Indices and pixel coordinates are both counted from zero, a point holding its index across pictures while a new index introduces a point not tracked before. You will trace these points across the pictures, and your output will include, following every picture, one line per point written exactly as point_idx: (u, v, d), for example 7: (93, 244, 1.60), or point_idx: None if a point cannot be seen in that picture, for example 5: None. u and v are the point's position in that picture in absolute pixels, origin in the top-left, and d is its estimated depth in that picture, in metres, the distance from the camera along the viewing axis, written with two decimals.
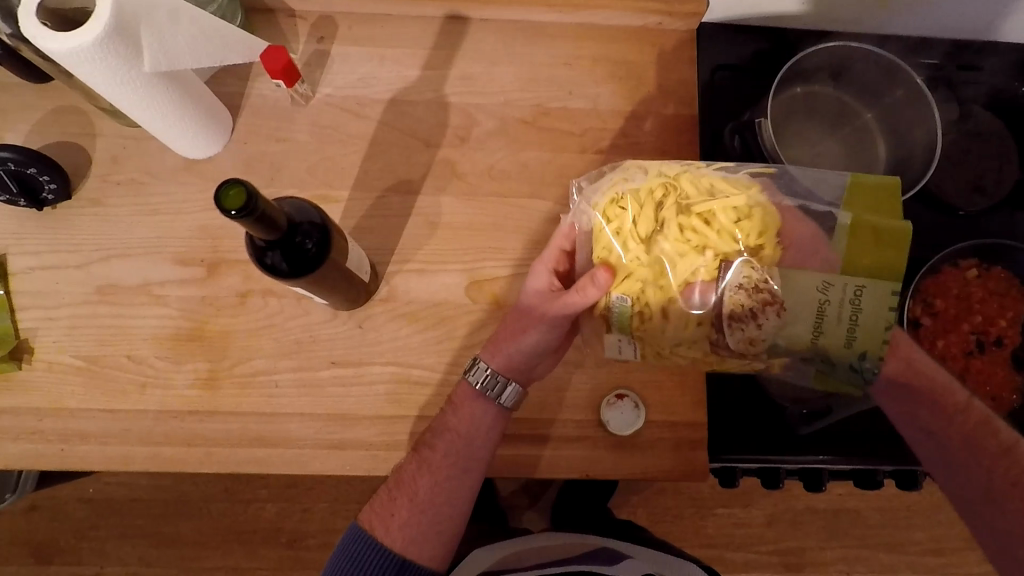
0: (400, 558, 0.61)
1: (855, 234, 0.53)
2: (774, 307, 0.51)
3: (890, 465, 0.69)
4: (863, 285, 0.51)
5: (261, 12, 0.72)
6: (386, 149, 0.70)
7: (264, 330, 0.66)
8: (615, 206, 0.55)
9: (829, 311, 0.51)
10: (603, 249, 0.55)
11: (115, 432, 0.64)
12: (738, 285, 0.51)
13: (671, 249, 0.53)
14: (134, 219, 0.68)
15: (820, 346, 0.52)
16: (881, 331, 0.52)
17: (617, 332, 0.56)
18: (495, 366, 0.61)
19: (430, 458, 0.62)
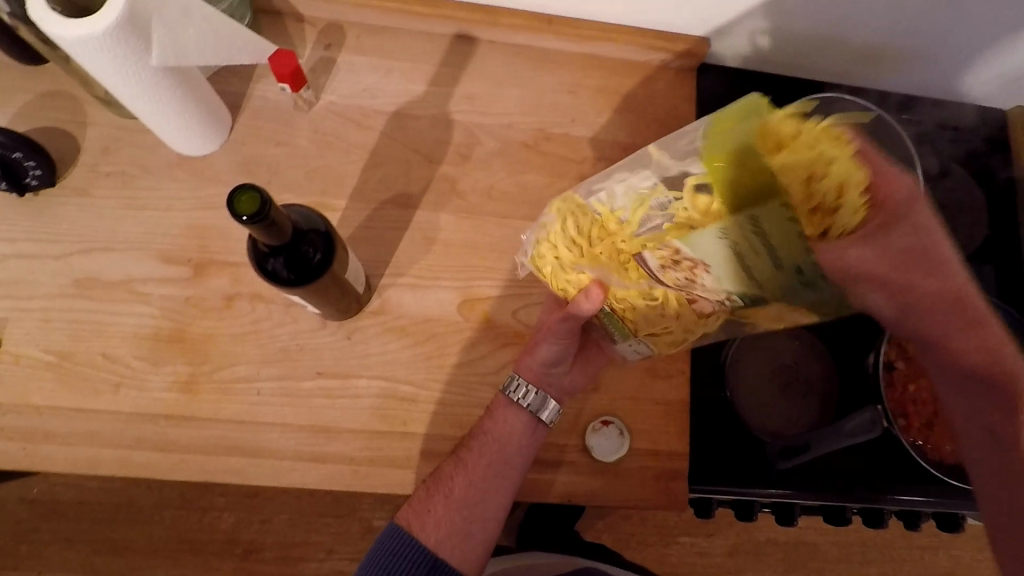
0: (434, 556, 0.62)
1: (711, 175, 0.45)
2: (699, 268, 0.49)
3: (857, 504, 0.70)
4: (753, 215, 0.44)
5: (269, 15, 0.71)
6: (387, 161, 0.70)
7: (250, 336, 0.65)
8: (543, 247, 0.58)
9: (749, 252, 0.46)
10: (560, 284, 0.59)
11: (83, 432, 0.61)
12: (660, 267, 0.50)
13: (595, 261, 0.54)
14: (120, 212, 0.66)
15: (772, 283, 0.48)
16: (797, 244, 0.45)
17: (619, 336, 0.62)
18: (525, 379, 0.63)
19: (468, 458, 0.63)
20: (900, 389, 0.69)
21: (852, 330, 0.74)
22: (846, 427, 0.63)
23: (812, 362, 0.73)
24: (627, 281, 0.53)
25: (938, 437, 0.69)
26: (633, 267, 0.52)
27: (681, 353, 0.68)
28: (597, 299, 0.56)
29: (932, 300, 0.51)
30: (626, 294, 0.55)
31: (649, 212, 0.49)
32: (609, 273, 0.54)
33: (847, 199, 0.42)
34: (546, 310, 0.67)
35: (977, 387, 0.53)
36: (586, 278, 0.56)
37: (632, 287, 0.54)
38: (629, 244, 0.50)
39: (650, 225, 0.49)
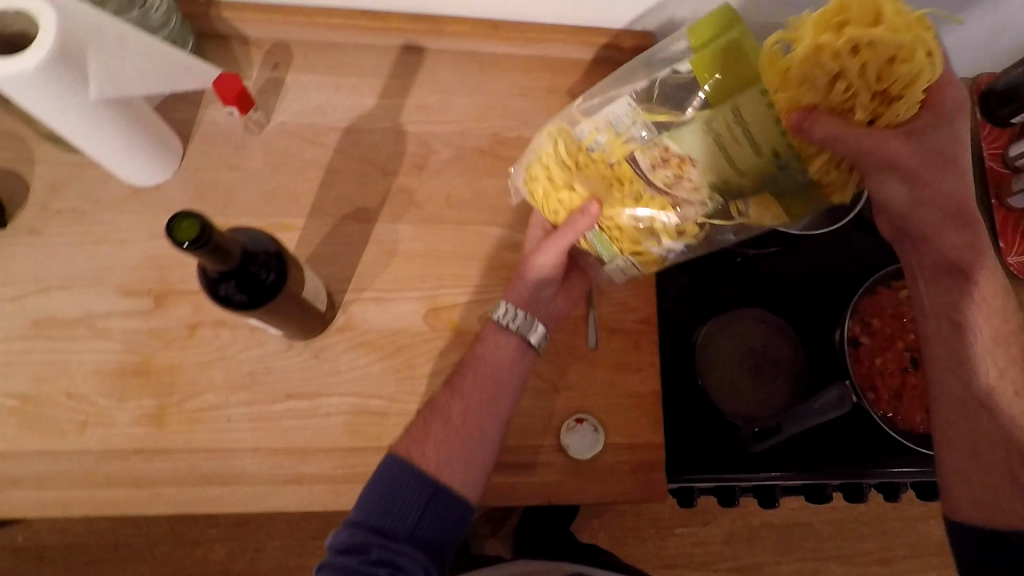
0: (434, 481, 0.58)
1: (702, 78, 0.49)
2: (684, 166, 0.50)
3: (835, 480, 0.71)
4: (736, 104, 0.47)
5: (213, 39, 0.71)
6: (343, 177, 0.70)
7: (216, 362, 0.64)
8: (536, 168, 0.60)
9: (732, 143, 0.48)
10: (552, 206, 0.60)
11: (51, 474, 0.61)
12: (650, 167, 0.52)
13: (587, 175, 0.56)
14: (75, 249, 0.65)
15: (754, 173, 0.49)
16: (777, 139, 0.47)
17: (607, 257, 0.61)
18: (513, 304, 0.64)
19: (463, 384, 0.62)
20: (867, 363, 0.71)
21: (816, 311, 0.75)
22: (816, 406, 0.63)
23: (780, 344, 0.73)
24: (616, 191, 0.55)
25: (908, 407, 0.70)
26: (626, 175, 0.53)
27: (650, 345, 0.69)
28: (594, 215, 0.56)
29: (942, 201, 0.53)
30: (617, 207, 0.55)
31: (637, 118, 0.51)
32: (597, 190, 0.56)
33: (914, 92, 0.44)
34: (534, 237, 0.67)
35: (947, 279, 0.58)
36: (581, 197, 0.58)
37: (619, 198, 0.55)
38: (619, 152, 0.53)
39: (639, 130, 0.51)
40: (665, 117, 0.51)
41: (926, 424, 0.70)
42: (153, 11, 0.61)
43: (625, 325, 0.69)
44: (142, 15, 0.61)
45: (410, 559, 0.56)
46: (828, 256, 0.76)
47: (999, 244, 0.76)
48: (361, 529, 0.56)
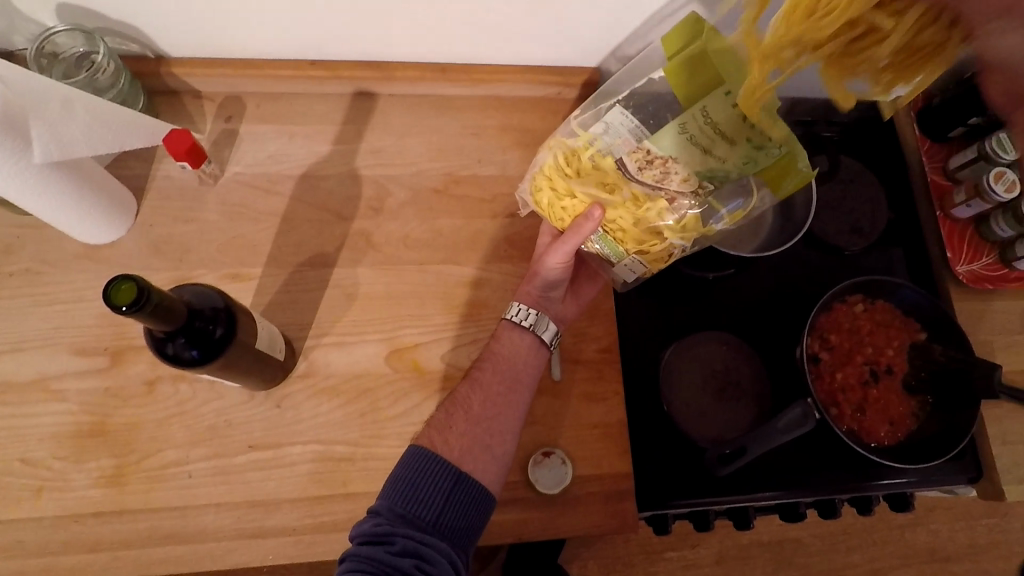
0: (458, 469, 0.57)
1: (675, 82, 0.49)
2: (669, 164, 0.52)
3: (807, 498, 0.72)
4: (702, 106, 0.48)
5: (165, 95, 0.72)
6: (300, 224, 0.70)
7: (176, 418, 0.63)
8: (540, 182, 0.62)
9: (705, 138, 0.49)
10: (558, 214, 0.63)
11: (6, 544, 0.59)
12: (637, 169, 0.53)
13: (587, 181, 0.57)
14: (27, 311, 0.64)
15: (734, 161, 0.50)
16: (749, 128, 0.47)
17: (614, 257, 0.64)
18: (527, 304, 0.66)
19: (483, 376, 0.63)
20: (828, 378, 0.73)
21: (775, 330, 0.77)
22: (778, 425, 0.64)
23: (742, 363, 0.75)
24: (614, 196, 0.56)
25: (872, 420, 0.72)
26: (616, 181, 0.56)
27: (613, 374, 0.69)
28: (597, 220, 0.59)
29: None
30: (619, 210, 0.57)
31: (617, 128, 0.53)
32: (599, 195, 0.57)
33: None
34: (542, 244, 0.70)
35: None
36: (584, 204, 0.59)
37: (618, 200, 0.57)
38: (608, 161, 0.55)
39: (621, 139, 0.53)
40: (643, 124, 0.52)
41: (891, 437, 0.72)
42: (100, 73, 0.62)
43: (587, 355, 0.70)
44: (88, 79, 0.62)
45: (436, 548, 0.53)
46: (782, 276, 0.78)
47: (948, 253, 0.78)
48: (385, 518, 0.53)
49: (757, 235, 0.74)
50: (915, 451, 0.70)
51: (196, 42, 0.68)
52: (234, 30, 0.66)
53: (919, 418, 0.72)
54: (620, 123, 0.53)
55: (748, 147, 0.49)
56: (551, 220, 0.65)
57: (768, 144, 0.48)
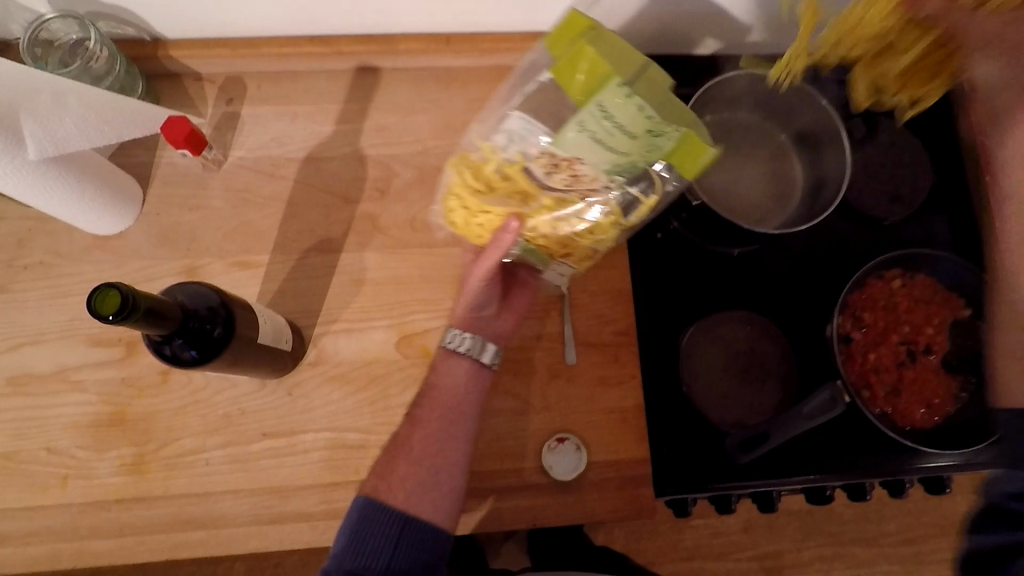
0: (402, 514, 0.58)
1: (565, 83, 0.46)
2: (573, 164, 0.48)
3: (834, 481, 0.69)
4: (599, 101, 0.44)
5: (164, 78, 0.70)
6: (305, 208, 0.69)
7: (190, 407, 0.64)
8: (449, 201, 0.57)
9: (607, 136, 0.45)
10: (473, 231, 0.58)
11: (37, 530, 0.61)
12: (545, 174, 0.50)
13: (498, 194, 0.53)
14: (42, 304, 0.65)
15: (638, 152, 0.46)
16: (649, 120, 0.44)
17: (540, 265, 0.60)
18: (461, 330, 0.63)
19: (422, 414, 0.61)
20: (861, 359, 0.69)
21: (808, 307, 0.73)
22: (804, 411, 0.62)
23: (765, 343, 0.72)
24: (529, 205, 0.52)
25: (907, 403, 0.68)
26: (526, 187, 0.51)
27: (629, 358, 0.67)
28: (516, 232, 0.54)
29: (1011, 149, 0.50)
30: (536, 217, 0.53)
31: (520, 135, 0.49)
32: (514, 207, 0.53)
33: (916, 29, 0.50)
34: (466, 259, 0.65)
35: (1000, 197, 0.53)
36: (499, 217, 0.54)
37: (534, 209, 0.52)
38: (519, 168, 0.51)
39: (524, 145, 0.49)
40: (543, 127, 0.48)
41: (928, 420, 0.67)
42: (94, 61, 0.61)
43: (602, 339, 0.67)
44: (84, 68, 0.60)
45: None
46: (815, 248, 0.74)
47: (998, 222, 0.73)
48: None
49: (786, 205, 0.71)
50: (954, 434, 0.67)
51: (189, 22, 0.65)
52: (227, 8, 0.63)
53: (958, 401, 0.68)
54: (521, 128, 0.49)
55: (649, 137, 0.45)
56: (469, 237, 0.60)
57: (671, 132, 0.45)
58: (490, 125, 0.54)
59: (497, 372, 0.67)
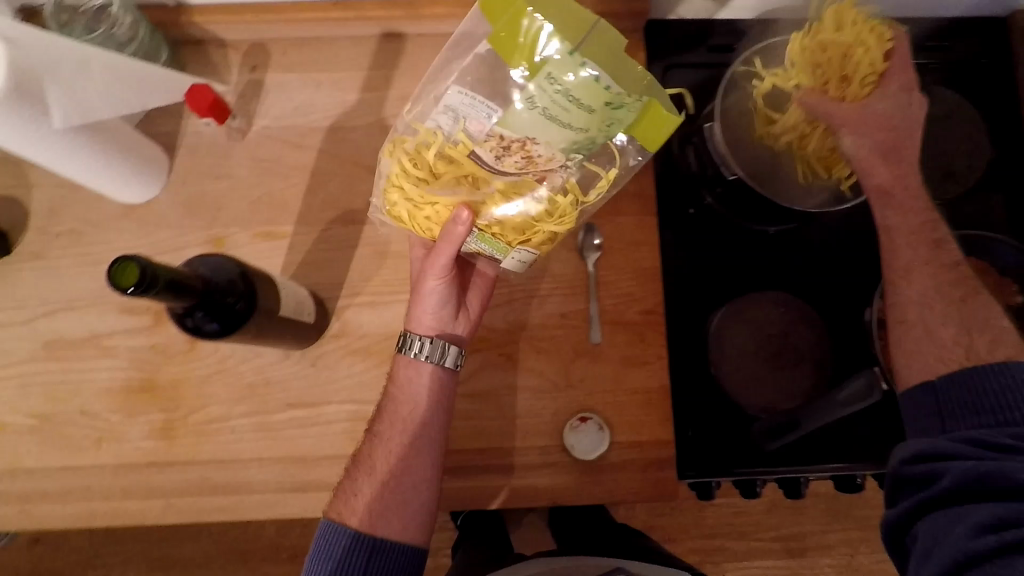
0: (370, 538, 0.59)
1: (507, 55, 0.44)
2: (525, 145, 0.46)
3: (867, 470, 0.66)
4: (549, 72, 0.43)
5: (189, 45, 0.69)
6: (329, 179, 0.68)
7: (217, 375, 0.65)
8: (390, 194, 0.55)
9: (561, 110, 0.44)
10: (422, 225, 0.55)
11: (74, 489, 0.63)
12: (495, 158, 0.48)
13: (444, 181, 0.51)
14: (76, 271, 0.66)
15: (596, 126, 0.45)
16: (605, 92, 0.43)
17: (498, 254, 0.56)
18: (420, 335, 0.62)
19: (383, 430, 0.61)
20: None
21: (846, 288, 0.70)
22: (840, 397, 0.58)
23: (802, 328, 0.69)
24: (480, 192, 0.51)
25: None
26: (473, 171, 0.50)
27: (656, 338, 0.65)
28: (467, 222, 0.51)
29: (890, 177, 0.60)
30: (489, 204, 0.51)
31: (463, 114, 0.47)
32: (463, 194, 0.51)
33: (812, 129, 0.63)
34: (416, 258, 0.63)
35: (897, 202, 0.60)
36: (448, 208, 0.53)
37: (485, 195, 0.51)
38: (461, 151, 0.49)
39: (467, 126, 0.47)
40: (485, 103, 0.46)
41: None
42: (117, 27, 0.61)
43: (629, 317, 0.66)
44: (107, 35, 0.60)
45: None
46: (857, 227, 0.71)
47: None
48: None
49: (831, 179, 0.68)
50: None
51: None
52: None
53: None
54: (464, 107, 0.46)
55: (607, 109, 0.44)
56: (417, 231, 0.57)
57: (626, 100, 0.44)
58: (427, 104, 0.51)
59: (520, 348, 0.66)
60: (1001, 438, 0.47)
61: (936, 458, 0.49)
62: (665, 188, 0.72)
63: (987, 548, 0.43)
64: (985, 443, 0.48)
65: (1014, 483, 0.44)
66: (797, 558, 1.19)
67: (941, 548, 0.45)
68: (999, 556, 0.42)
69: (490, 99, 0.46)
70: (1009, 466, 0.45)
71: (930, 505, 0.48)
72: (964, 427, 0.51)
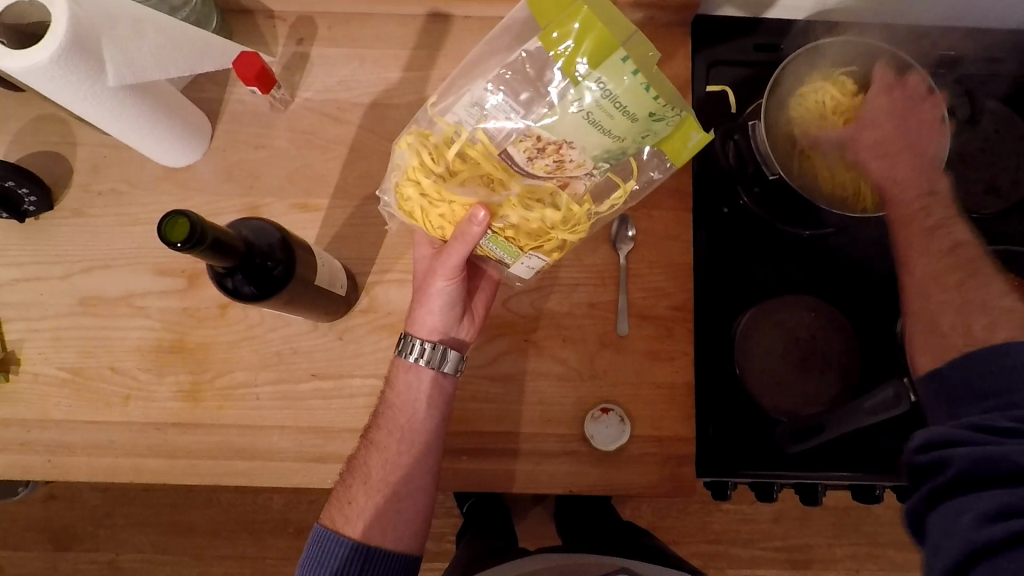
0: (365, 546, 0.60)
1: (554, 56, 0.42)
2: (561, 149, 0.45)
3: (890, 481, 0.66)
4: (600, 78, 0.41)
5: (238, 15, 0.70)
6: (367, 155, 0.68)
7: (246, 341, 0.66)
8: (403, 188, 0.52)
9: (605, 118, 0.43)
10: (434, 222, 0.53)
11: (100, 443, 0.65)
12: (527, 160, 0.46)
13: (464, 181, 0.49)
14: (114, 230, 0.67)
15: (633, 136, 0.44)
16: (651, 102, 0.42)
17: (508, 259, 0.55)
18: (421, 338, 0.61)
19: (379, 438, 0.61)
20: None
21: (881, 296, 0.69)
22: (866, 406, 0.58)
23: (832, 336, 0.68)
24: (501, 192, 0.49)
25: None
26: (497, 173, 0.48)
27: (683, 334, 0.65)
28: (484, 223, 0.49)
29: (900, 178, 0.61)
30: (510, 208, 0.49)
31: (492, 108, 0.45)
32: (482, 194, 0.49)
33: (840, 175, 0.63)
34: (422, 257, 0.62)
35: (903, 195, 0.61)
36: (464, 207, 0.50)
37: (505, 198, 0.49)
38: (484, 152, 0.47)
39: (498, 126, 0.46)
40: (522, 105, 0.44)
41: None
42: None
43: (658, 312, 0.65)
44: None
45: None
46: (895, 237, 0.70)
47: None
48: None
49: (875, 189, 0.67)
50: None
51: None
52: None
53: None
54: (497, 106, 0.45)
55: (648, 120, 0.43)
56: (428, 229, 0.55)
57: (666, 114, 0.43)
58: (455, 97, 0.49)
59: (546, 336, 0.66)
60: (1003, 421, 0.45)
61: (944, 446, 0.47)
62: (703, 182, 0.71)
63: (994, 539, 0.40)
64: (988, 426, 0.46)
65: (1016, 466, 0.42)
66: (800, 569, 1.18)
67: (950, 542, 0.43)
68: (1007, 548, 0.40)
69: (530, 100, 0.44)
70: (1010, 450, 0.43)
71: (937, 497, 0.46)
72: (973, 413, 0.49)
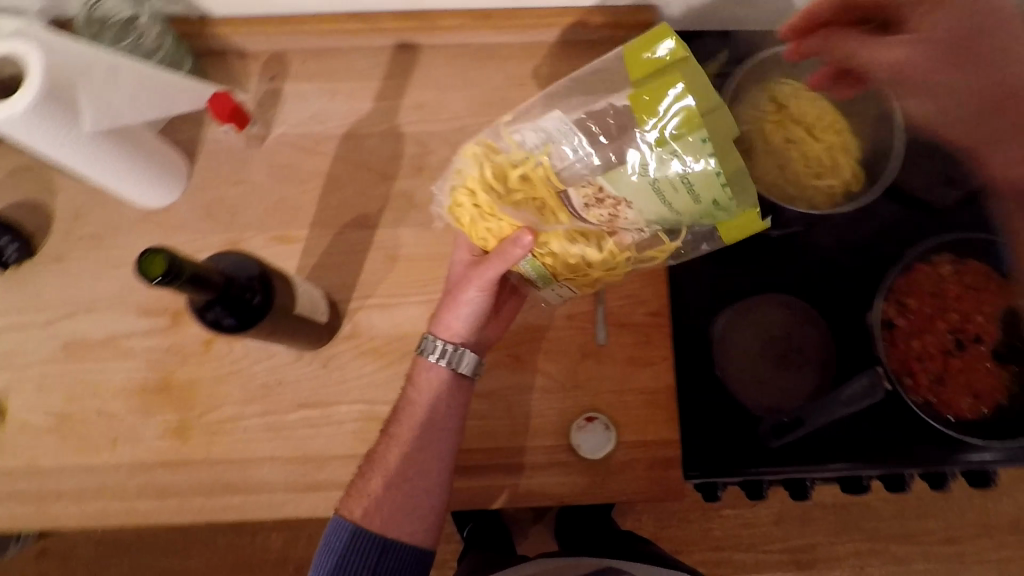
0: (382, 537, 0.61)
1: (637, 115, 0.44)
2: (619, 205, 0.47)
3: (875, 471, 0.67)
4: (676, 150, 0.43)
5: (210, 57, 0.72)
6: (343, 184, 0.70)
7: (232, 375, 0.66)
8: (459, 196, 0.53)
9: (669, 190, 0.45)
10: (479, 233, 0.55)
11: (90, 488, 0.65)
12: (584, 205, 0.48)
13: (519, 204, 0.50)
14: (96, 274, 0.68)
15: (692, 214, 0.46)
16: (718, 188, 0.44)
17: (540, 283, 0.57)
18: (443, 339, 0.61)
19: (399, 432, 0.62)
20: (903, 347, 0.67)
21: (853, 290, 0.71)
22: (842, 395, 0.60)
23: (805, 329, 0.70)
24: (551, 223, 0.50)
25: (950, 394, 0.66)
26: (551, 204, 0.50)
27: (662, 339, 0.66)
28: (526, 247, 0.51)
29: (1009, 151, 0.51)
30: (553, 239, 0.51)
31: (556, 140, 0.48)
32: (533, 220, 0.51)
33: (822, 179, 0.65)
34: (461, 261, 0.61)
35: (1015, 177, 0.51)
36: (511, 227, 0.52)
37: (553, 229, 0.51)
38: (543, 177, 0.49)
39: (566, 162, 0.48)
40: (597, 154, 0.47)
41: (971, 410, 0.65)
42: (144, 37, 0.65)
43: (636, 319, 0.67)
44: (134, 45, 0.64)
45: None
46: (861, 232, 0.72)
47: None
48: None
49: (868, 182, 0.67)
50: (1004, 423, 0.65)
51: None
52: None
53: (1006, 391, 0.66)
54: (570, 144, 0.48)
55: (710, 205, 0.45)
56: (473, 237, 0.56)
57: (729, 204, 0.45)
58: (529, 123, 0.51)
59: (529, 350, 0.67)
60: None
61: None
62: None
63: None
64: None
65: None
66: (805, 570, 1.18)
67: None
68: None
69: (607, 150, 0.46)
70: None
71: None
72: None
